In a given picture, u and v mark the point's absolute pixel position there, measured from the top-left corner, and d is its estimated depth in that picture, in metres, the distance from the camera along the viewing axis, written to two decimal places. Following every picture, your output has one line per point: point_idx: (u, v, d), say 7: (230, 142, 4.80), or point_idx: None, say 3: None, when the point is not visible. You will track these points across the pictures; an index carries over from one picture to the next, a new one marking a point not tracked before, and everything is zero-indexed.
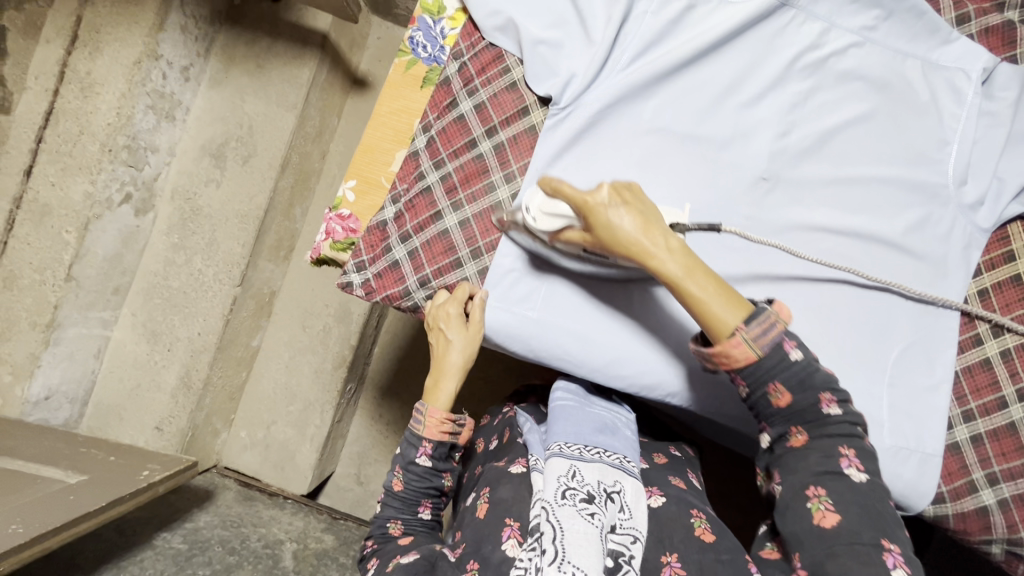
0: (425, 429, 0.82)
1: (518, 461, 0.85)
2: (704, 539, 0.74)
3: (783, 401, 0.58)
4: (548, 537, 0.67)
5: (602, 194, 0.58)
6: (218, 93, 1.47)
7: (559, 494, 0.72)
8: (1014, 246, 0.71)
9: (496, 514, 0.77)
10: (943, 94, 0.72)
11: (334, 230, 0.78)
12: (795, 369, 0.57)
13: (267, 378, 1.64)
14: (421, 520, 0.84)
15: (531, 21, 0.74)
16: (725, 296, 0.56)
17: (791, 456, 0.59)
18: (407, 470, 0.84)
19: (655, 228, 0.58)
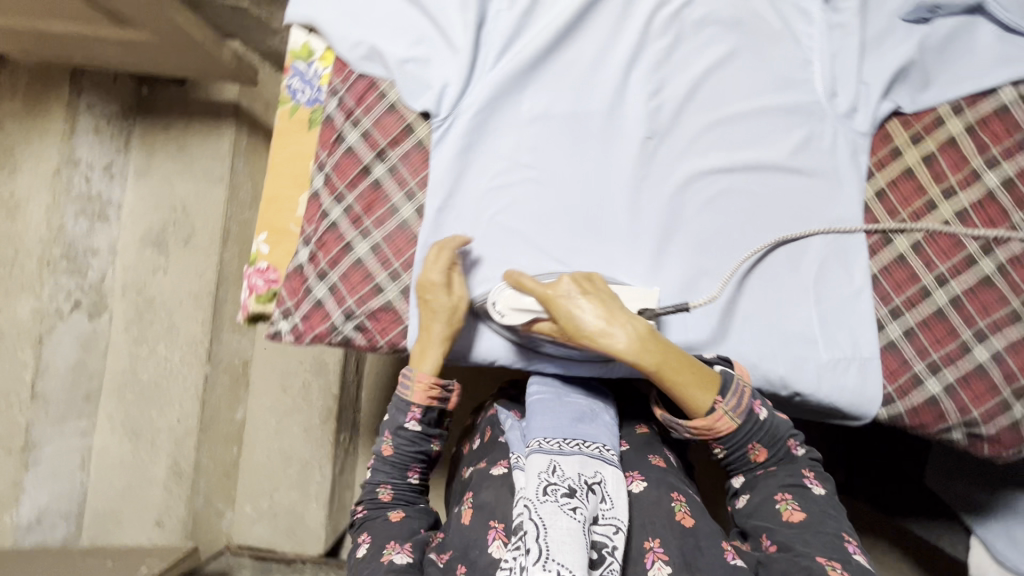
0: (414, 396, 0.75)
1: (500, 463, 0.82)
2: (685, 525, 0.69)
3: (761, 456, 0.68)
4: (530, 536, 0.61)
5: (560, 286, 0.65)
6: (146, 181, 1.48)
7: (541, 490, 0.66)
8: (897, 142, 0.73)
9: (480, 519, 0.73)
10: (792, 19, 0.75)
11: (256, 284, 0.79)
12: (764, 427, 0.67)
13: (259, 448, 1.51)
14: (409, 487, 0.80)
15: (394, 44, 0.77)
16: (693, 372, 0.64)
17: (761, 476, 0.69)
18: (396, 437, 0.78)
19: (618, 314, 0.63)
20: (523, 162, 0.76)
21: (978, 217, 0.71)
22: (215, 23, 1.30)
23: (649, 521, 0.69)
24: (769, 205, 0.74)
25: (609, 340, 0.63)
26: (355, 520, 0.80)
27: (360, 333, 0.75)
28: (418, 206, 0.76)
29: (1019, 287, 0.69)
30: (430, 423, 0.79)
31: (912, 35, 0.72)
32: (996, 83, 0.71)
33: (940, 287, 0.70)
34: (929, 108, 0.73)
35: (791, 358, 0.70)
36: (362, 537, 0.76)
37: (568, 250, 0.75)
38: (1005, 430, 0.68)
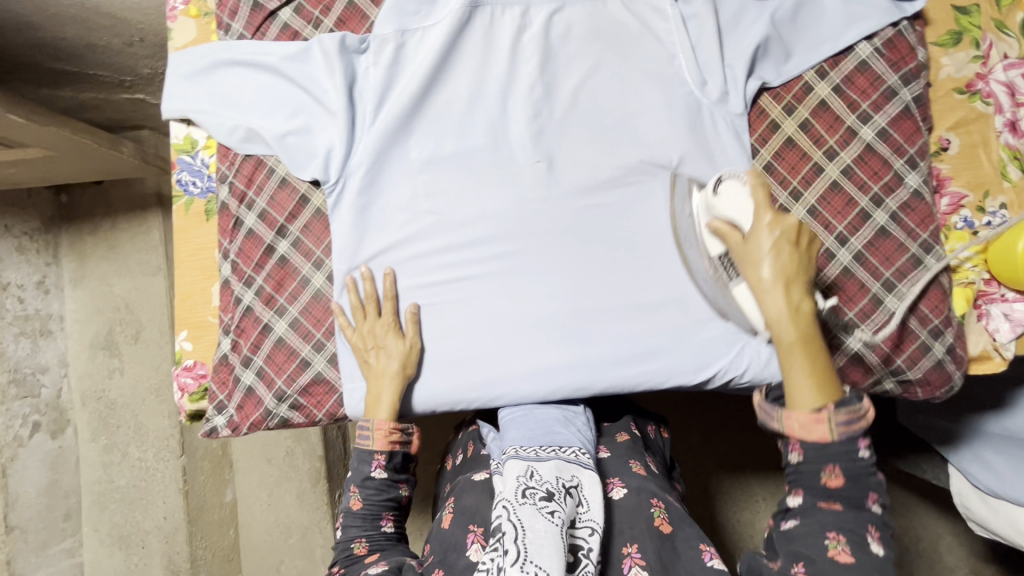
0: (376, 444, 0.70)
1: (481, 470, 0.74)
2: (662, 531, 0.65)
3: (835, 484, 0.54)
4: (507, 538, 0.53)
5: (787, 219, 0.58)
6: (83, 288, 1.46)
7: (520, 491, 0.57)
8: (772, 116, 0.75)
9: (459, 522, 0.66)
10: (649, 18, 0.76)
11: (186, 383, 0.78)
12: (855, 464, 0.53)
13: (257, 524, 1.49)
14: (385, 535, 0.70)
15: (270, 120, 0.76)
16: (815, 380, 0.55)
17: (817, 507, 0.54)
18: (361, 487, 0.71)
19: (796, 286, 0.57)
20: (425, 205, 0.76)
21: (863, 171, 0.72)
22: (115, 120, 1.30)
23: (627, 526, 0.66)
24: (667, 200, 0.75)
25: (775, 291, 0.57)
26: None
27: (296, 411, 0.75)
28: (328, 272, 0.77)
29: (914, 231, 0.71)
30: (397, 468, 0.72)
31: (764, 12, 0.74)
32: (851, 42, 0.73)
33: (841, 247, 0.72)
34: (796, 77, 0.75)
35: (711, 347, 0.72)
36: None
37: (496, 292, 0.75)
38: (930, 370, 0.69)
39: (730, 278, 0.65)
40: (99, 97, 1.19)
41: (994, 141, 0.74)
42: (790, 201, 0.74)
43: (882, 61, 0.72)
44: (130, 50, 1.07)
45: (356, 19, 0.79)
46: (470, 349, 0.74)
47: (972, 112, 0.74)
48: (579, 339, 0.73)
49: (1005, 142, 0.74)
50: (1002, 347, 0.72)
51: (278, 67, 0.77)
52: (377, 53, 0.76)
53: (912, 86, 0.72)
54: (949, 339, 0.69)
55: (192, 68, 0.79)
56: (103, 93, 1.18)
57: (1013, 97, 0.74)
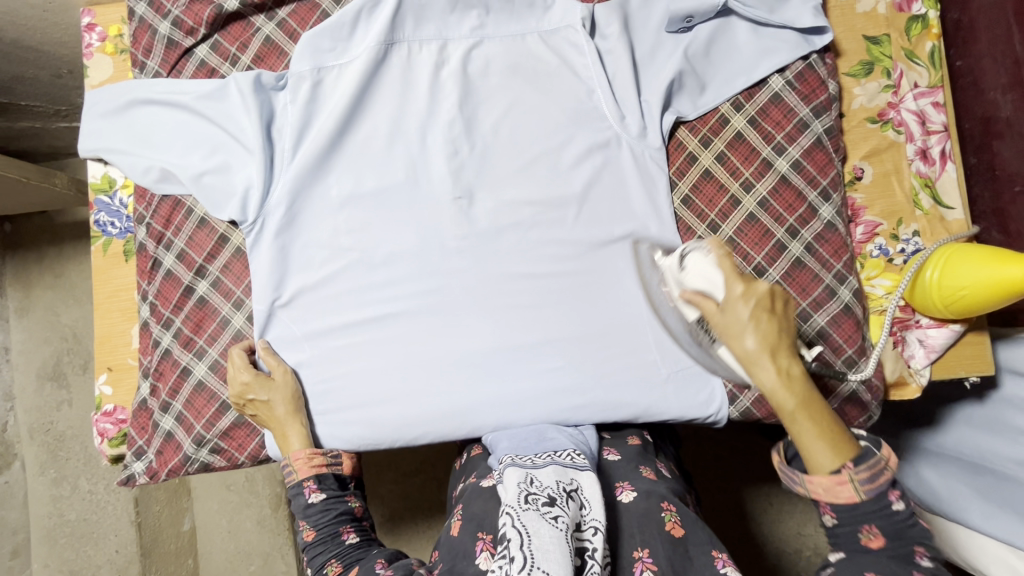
0: (299, 473, 0.68)
1: (490, 476, 0.67)
2: (673, 536, 0.57)
3: (875, 544, 0.49)
4: (512, 547, 0.49)
5: (756, 289, 0.55)
6: (30, 318, 1.43)
7: (522, 497, 0.53)
8: (690, 148, 0.75)
9: (467, 531, 0.60)
10: (566, 53, 0.76)
11: (105, 428, 0.77)
12: (897, 515, 0.49)
13: (217, 553, 1.45)
14: (351, 546, 0.64)
15: (187, 159, 0.75)
16: (831, 442, 0.51)
17: (854, 549, 0.50)
18: (305, 515, 0.66)
19: (787, 350, 0.54)
20: (347, 244, 0.75)
21: (779, 204, 0.73)
22: (56, 146, 1.27)
23: (637, 528, 0.58)
24: (586, 236, 0.74)
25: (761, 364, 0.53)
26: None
27: (217, 456, 0.74)
28: (249, 313, 0.76)
29: (827, 262, 0.72)
30: (338, 487, 0.69)
31: (678, 46, 0.74)
32: (764, 75, 0.74)
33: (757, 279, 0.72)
34: (713, 110, 0.75)
35: (631, 382, 0.72)
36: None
37: (421, 329, 0.74)
38: (845, 401, 0.70)
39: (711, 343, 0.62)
40: (34, 126, 1.17)
41: (907, 170, 0.75)
42: (708, 234, 0.74)
43: (794, 94, 0.73)
44: (59, 82, 1.06)
45: (273, 56, 0.78)
46: (395, 387, 0.73)
47: (884, 141, 0.75)
48: (505, 376, 0.73)
49: (916, 170, 0.75)
50: (916, 373, 0.73)
51: (193, 107, 0.75)
52: (295, 92, 0.75)
53: (823, 118, 0.73)
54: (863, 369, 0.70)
55: (105, 107, 0.77)
56: (38, 122, 1.16)
57: (924, 125, 0.75)
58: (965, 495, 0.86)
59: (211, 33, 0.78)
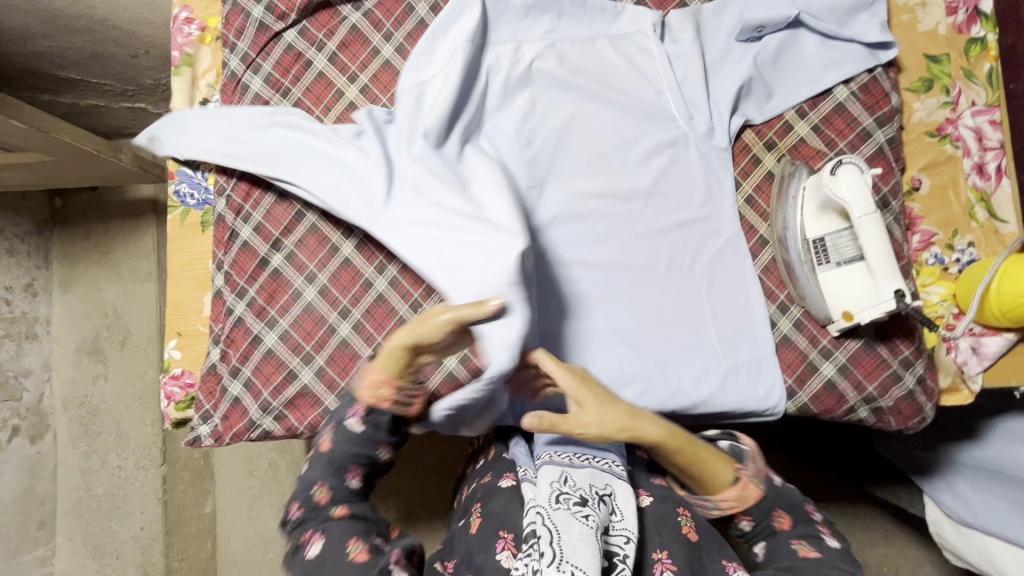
0: (360, 393, 0.61)
1: (506, 475, 0.70)
2: (690, 539, 0.60)
3: (785, 524, 0.64)
4: (542, 543, 0.53)
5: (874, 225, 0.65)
6: (72, 292, 1.45)
7: (553, 497, 0.58)
8: (755, 151, 0.78)
9: (487, 528, 0.62)
10: (637, 56, 0.80)
11: (173, 392, 0.80)
12: (785, 494, 0.66)
13: (235, 536, 1.46)
14: (351, 490, 0.61)
15: (312, 178, 0.75)
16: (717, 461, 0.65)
17: (770, 528, 0.64)
18: (339, 430, 0.61)
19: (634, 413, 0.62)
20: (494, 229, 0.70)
21: None
22: (114, 126, 1.30)
23: (657, 532, 0.61)
24: (651, 229, 0.77)
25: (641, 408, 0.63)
26: (300, 525, 0.59)
27: (279, 423, 0.75)
28: (320, 287, 0.78)
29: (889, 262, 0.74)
30: (383, 430, 0.62)
31: (747, 54, 0.78)
32: (829, 85, 0.77)
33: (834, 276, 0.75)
34: (778, 115, 0.78)
35: (695, 372, 0.74)
36: (311, 538, 0.57)
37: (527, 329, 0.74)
38: (901, 399, 0.72)
39: (818, 262, 0.70)
40: (100, 104, 1.20)
41: (963, 182, 0.78)
42: (769, 233, 0.77)
43: (858, 104, 0.76)
44: (135, 61, 1.10)
45: (358, 43, 0.82)
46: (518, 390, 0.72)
47: (942, 155, 0.78)
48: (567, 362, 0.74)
49: (972, 184, 0.78)
50: (969, 379, 0.75)
51: (330, 138, 0.75)
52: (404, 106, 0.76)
53: (886, 128, 0.76)
54: (918, 370, 0.72)
55: None
56: (104, 100, 1.19)
57: (980, 141, 0.78)
58: (1001, 509, 0.88)
59: (301, 19, 0.82)
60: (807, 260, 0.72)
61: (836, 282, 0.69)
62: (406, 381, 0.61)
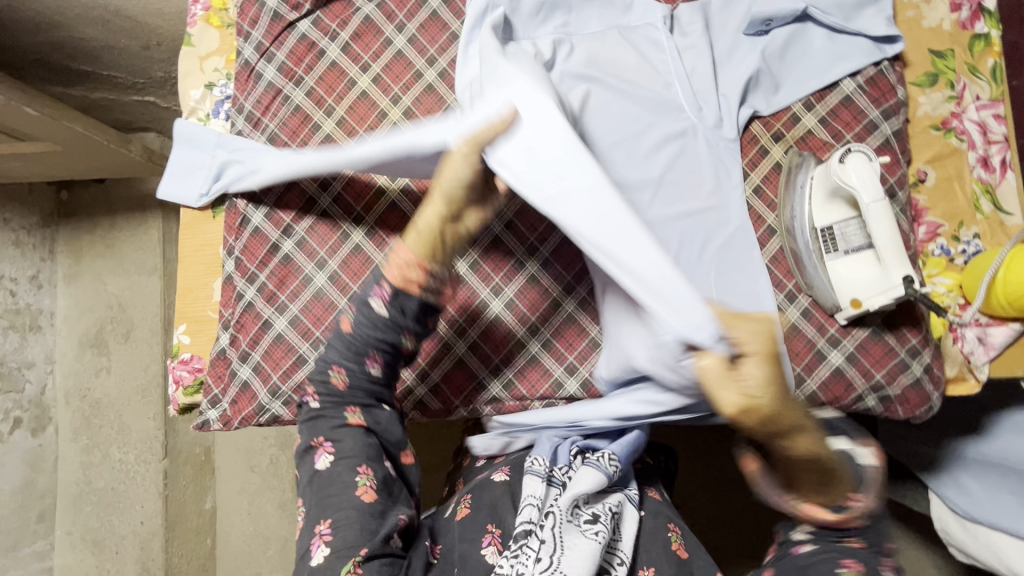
0: (389, 272, 0.60)
1: (501, 470, 0.73)
2: (680, 556, 0.66)
3: (855, 543, 0.56)
4: (542, 550, 0.58)
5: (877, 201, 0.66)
6: (76, 285, 1.46)
7: (565, 509, 0.62)
8: (762, 143, 0.79)
9: (477, 518, 0.66)
10: (646, 48, 0.81)
11: (181, 376, 0.80)
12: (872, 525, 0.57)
13: (235, 533, 1.44)
14: (369, 377, 0.64)
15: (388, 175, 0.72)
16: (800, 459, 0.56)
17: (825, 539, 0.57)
18: (360, 310, 0.62)
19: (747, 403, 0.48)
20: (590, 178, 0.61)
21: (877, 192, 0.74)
22: (122, 120, 1.31)
23: (646, 547, 0.66)
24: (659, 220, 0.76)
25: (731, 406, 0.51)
26: (316, 416, 0.64)
27: (288, 408, 0.75)
28: (331, 273, 0.78)
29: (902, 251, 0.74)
30: (409, 315, 0.61)
31: (755, 47, 0.79)
32: (836, 78, 0.78)
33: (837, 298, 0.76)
34: (785, 108, 0.79)
35: None
36: (322, 446, 0.63)
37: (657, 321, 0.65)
38: (908, 388, 0.72)
39: (827, 250, 0.71)
40: (109, 97, 1.21)
41: (968, 175, 0.78)
42: (776, 223, 0.77)
43: (865, 97, 0.78)
44: (146, 53, 1.11)
45: (371, 34, 0.82)
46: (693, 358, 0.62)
47: (947, 148, 0.79)
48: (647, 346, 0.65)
49: (978, 176, 0.79)
50: (975, 369, 0.75)
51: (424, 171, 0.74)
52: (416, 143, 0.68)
53: (892, 121, 0.77)
54: (926, 359, 0.72)
55: None
56: (114, 93, 1.20)
57: (985, 135, 0.79)
58: (1008, 504, 0.88)
59: (315, 9, 0.83)
60: (816, 249, 0.72)
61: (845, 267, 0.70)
62: (439, 266, 0.60)
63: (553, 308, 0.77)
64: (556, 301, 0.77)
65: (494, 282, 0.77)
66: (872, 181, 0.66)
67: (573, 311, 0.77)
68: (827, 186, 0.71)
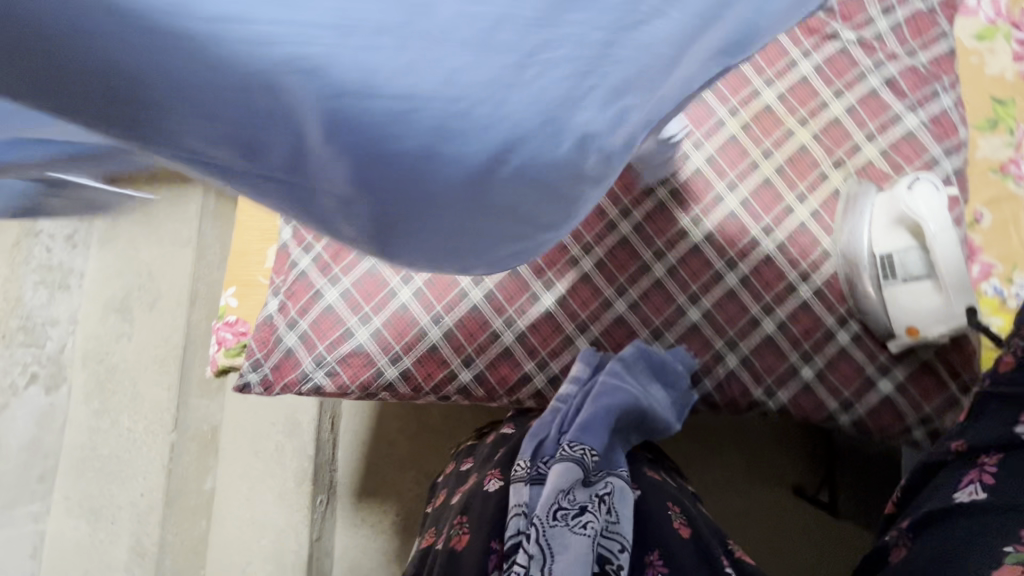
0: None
1: (492, 475, 0.69)
2: (682, 533, 0.61)
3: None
4: (532, 563, 0.54)
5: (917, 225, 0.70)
6: (107, 250, 1.49)
7: (551, 511, 0.58)
8: (820, 167, 0.79)
9: (477, 538, 0.61)
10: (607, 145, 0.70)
11: (225, 338, 0.81)
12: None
13: (230, 520, 1.37)
14: None
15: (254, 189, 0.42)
16: None
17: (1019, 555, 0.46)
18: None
19: None
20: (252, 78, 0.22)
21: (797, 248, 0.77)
22: None
23: (651, 535, 0.62)
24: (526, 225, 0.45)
25: None
26: None
27: (331, 379, 0.75)
28: None
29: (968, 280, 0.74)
30: None
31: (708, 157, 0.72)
32: (899, 113, 0.79)
33: (842, 328, 0.74)
34: (847, 136, 0.79)
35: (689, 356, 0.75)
36: None
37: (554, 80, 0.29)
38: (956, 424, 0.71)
39: (884, 276, 0.70)
40: None
41: None
42: (831, 247, 0.77)
43: (928, 133, 0.78)
44: None
45: None
46: None
47: (1004, 191, 0.80)
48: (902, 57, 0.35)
49: None
50: None
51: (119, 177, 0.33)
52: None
53: (953, 158, 0.78)
54: None
55: None
56: None
57: None
58: None
59: None
60: (873, 274, 0.71)
61: (905, 296, 0.70)
62: None
63: (604, 306, 0.78)
64: (606, 300, 0.78)
65: (547, 277, 0.78)
66: (939, 209, 0.69)
67: (623, 312, 0.78)
68: (891, 213, 0.71)
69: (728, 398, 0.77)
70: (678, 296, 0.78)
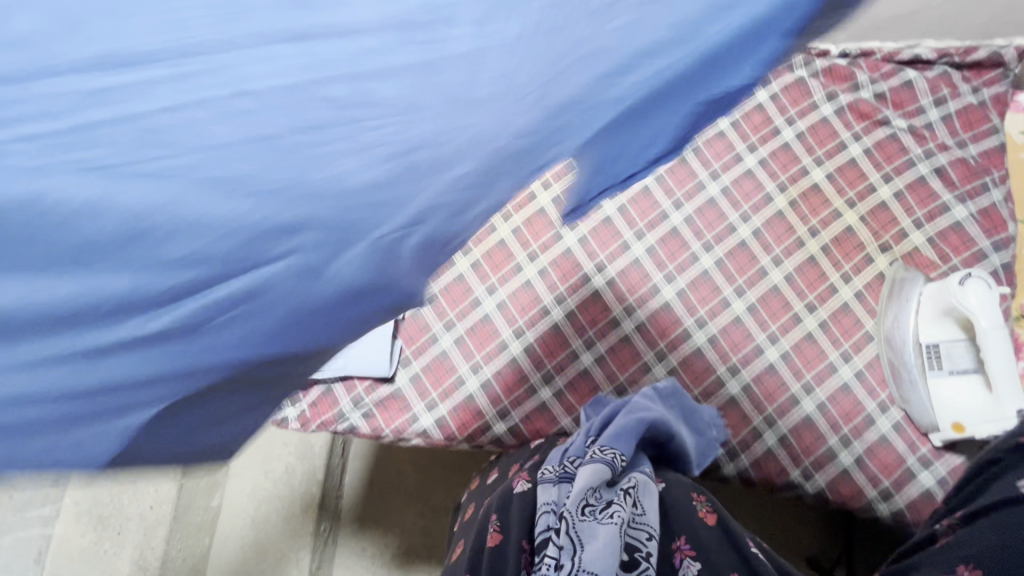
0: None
1: (519, 478, 0.65)
2: (709, 521, 0.59)
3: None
4: (562, 553, 0.48)
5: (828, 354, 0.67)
6: None
7: (579, 505, 0.53)
8: (867, 250, 0.79)
9: (505, 542, 0.56)
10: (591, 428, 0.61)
11: None
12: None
13: (233, 539, 1.35)
14: None
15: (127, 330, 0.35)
16: None
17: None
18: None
19: None
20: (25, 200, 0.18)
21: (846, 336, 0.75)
22: None
23: (677, 522, 0.59)
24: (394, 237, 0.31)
25: None
26: None
27: (366, 422, 0.76)
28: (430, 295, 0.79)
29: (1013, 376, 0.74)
30: None
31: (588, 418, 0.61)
32: (949, 203, 0.79)
33: (882, 414, 0.74)
34: (894, 221, 0.80)
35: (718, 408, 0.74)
36: None
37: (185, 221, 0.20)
38: None
39: (930, 367, 0.74)
40: None
41: None
42: (873, 330, 0.77)
43: (976, 225, 0.79)
44: None
45: None
46: None
47: None
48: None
49: None
50: None
51: None
52: None
53: (1001, 253, 0.79)
54: None
55: None
56: None
57: None
58: None
59: None
60: (918, 365, 0.74)
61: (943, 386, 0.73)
62: None
63: (642, 370, 0.78)
64: (645, 364, 0.78)
65: (587, 336, 0.79)
66: (993, 309, 0.70)
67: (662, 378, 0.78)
68: (942, 306, 0.74)
69: (764, 474, 0.75)
70: (717, 366, 0.78)
